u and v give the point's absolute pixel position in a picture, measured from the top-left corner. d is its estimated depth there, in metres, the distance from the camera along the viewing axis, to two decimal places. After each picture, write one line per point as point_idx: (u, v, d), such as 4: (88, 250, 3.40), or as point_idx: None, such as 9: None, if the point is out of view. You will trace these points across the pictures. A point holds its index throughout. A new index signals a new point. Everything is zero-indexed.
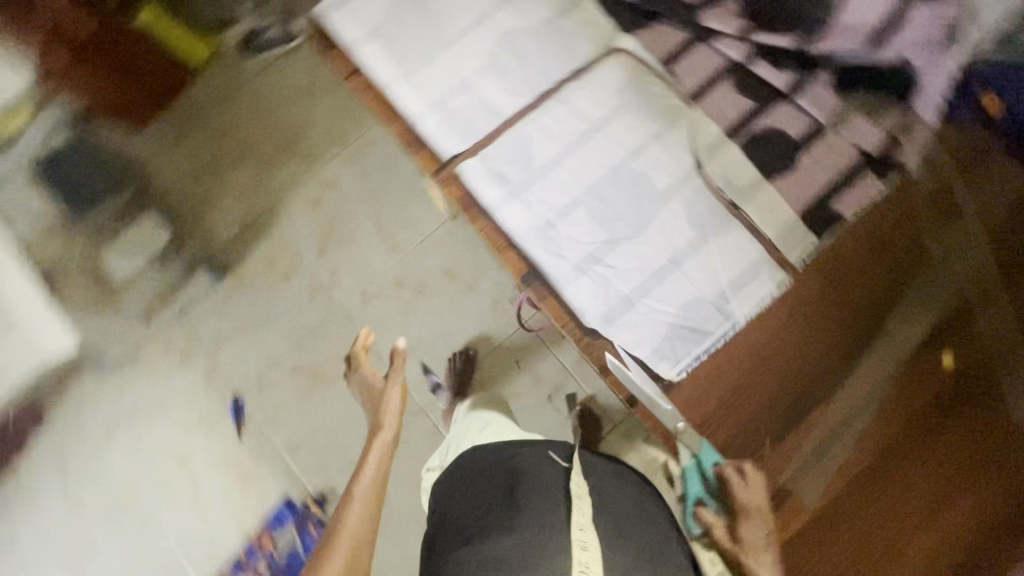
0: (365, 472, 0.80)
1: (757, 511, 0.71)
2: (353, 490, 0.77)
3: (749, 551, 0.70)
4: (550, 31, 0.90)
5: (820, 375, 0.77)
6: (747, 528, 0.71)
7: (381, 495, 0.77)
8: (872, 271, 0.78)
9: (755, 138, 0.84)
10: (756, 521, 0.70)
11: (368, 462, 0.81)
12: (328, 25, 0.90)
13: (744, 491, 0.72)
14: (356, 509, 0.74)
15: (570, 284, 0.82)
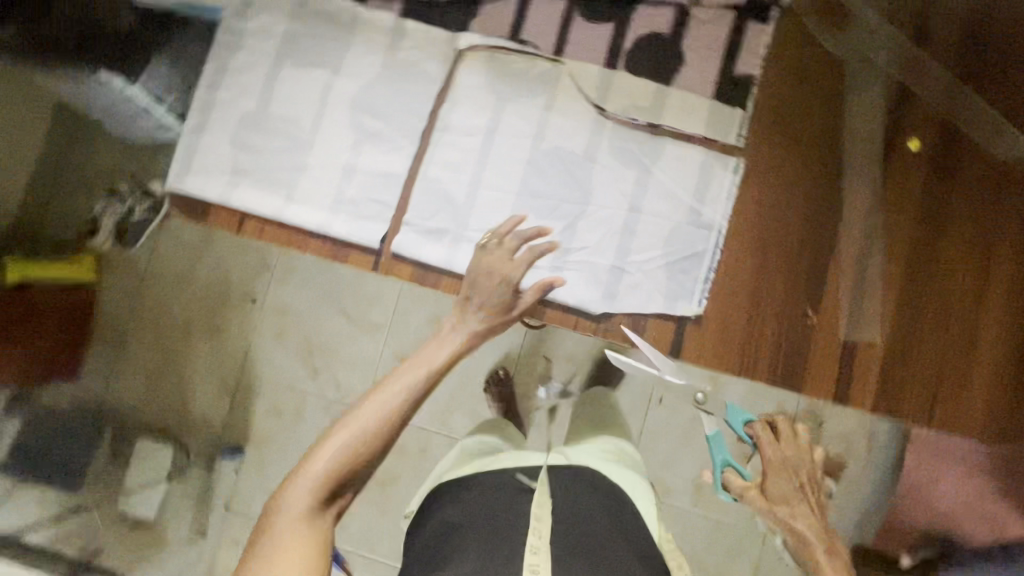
0: (352, 415, 0.58)
1: (790, 466, 0.66)
2: (346, 421, 0.58)
3: (791, 511, 0.63)
4: (392, 71, 0.83)
5: (821, 221, 0.77)
6: (789, 503, 0.63)
7: (390, 422, 0.58)
8: (809, 107, 0.78)
9: (634, 56, 0.80)
10: (783, 473, 0.65)
11: (356, 415, 0.58)
12: (189, 195, 0.84)
13: (776, 448, 0.67)
14: (343, 433, 0.57)
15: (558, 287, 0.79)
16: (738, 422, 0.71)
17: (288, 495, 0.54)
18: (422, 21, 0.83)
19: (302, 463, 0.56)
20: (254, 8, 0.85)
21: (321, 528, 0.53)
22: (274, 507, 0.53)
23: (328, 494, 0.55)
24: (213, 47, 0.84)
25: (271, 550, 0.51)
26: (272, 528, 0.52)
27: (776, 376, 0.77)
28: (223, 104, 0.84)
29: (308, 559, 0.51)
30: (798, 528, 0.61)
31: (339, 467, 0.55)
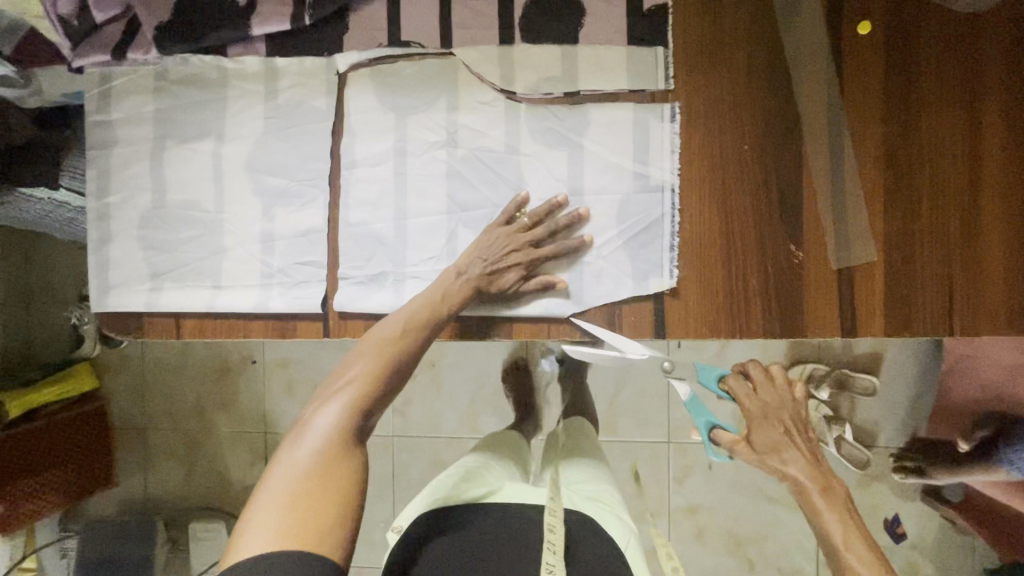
0: (367, 347, 0.64)
1: (775, 413, 0.74)
2: (360, 356, 0.63)
3: (782, 457, 0.71)
4: (278, 118, 0.75)
5: (780, 144, 0.69)
6: (777, 450, 0.71)
7: (402, 350, 0.64)
8: (736, 21, 0.68)
9: (529, 22, 0.70)
10: (770, 424, 0.73)
11: (370, 348, 0.64)
12: (119, 313, 0.79)
13: (755, 398, 0.74)
14: (361, 365, 0.62)
15: (516, 299, 0.73)
16: (713, 378, 0.77)
17: (319, 413, 0.57)
18: (291, 53, 0.74)
19: (328, 387, 0.61)
20: (116, 94, 0.77)
21: (353, 439, 0.56)
22: (305, 424, 0.56)
23: (355, 415, 0.58)
24: (89, 151, 0.78)
25: (309, 449, 0.53)
26: (304, 438, 0.55)
27: (774, 327, 0.69)
28: (119, 208, 0.78)
29: (341, 460, 0.54)
30: (794, 473, 0.70)
31: (362, 390, 0.60)
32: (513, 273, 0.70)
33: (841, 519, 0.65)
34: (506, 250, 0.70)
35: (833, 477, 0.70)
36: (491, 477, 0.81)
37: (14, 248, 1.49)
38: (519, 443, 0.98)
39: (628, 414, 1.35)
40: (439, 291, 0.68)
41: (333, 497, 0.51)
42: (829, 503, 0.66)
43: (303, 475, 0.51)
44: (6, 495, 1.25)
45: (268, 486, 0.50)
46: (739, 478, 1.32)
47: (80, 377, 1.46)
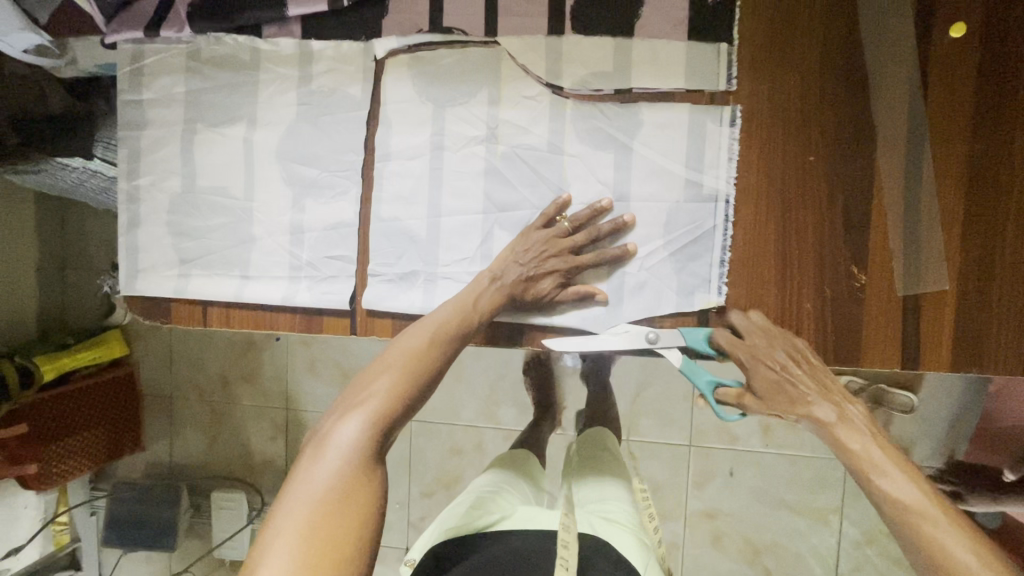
0: (393, 358, 0.61)
1: (766, 356, 0.64)
2: (387, 366, 0.60)
3: (791, 400, 0.64)
4: (312, 105, 0.72)
5: (851, 158, 0.63)
6: (784, 392, 0.64)
7: (428, 363, 0.61)
8: (811, 19, 0.62)
9: (582, 11, 0.65)
10: (765, 374, 0.65)
11: (395, 358, 0.61)
12: (148, 297, 0.78)
13: (742, 346, 0.64)
14: (386, 376, 0.59)
15: (551, 309, 0.69)
16: (701, 342, 0.66)
17: (341, 426, 0.55)
18: (326, 36, 0.70)
19: (351, 397, 0.58)
20: (147, 73, 0.75)
21: (374, 458, 0.54)
22: (326, 439, 0.54)
23: (377, 432, 0.55)
24: (121, 131, 0.77)
25: (329, 469, 0.52)
26: (326, 455, 0.53)
27: (828, 353, 0.65)
28: (148, 191, 0.77)
29: (362, 483, 0.52)
30: (814, 413, 0.63)
31: (386, 404, 0.57)
32: (550, 280, 0.67)
33: (868, 445, 0.59)
34: (545, 256, 0.66)
35: (847, 400, 0.63)
36: (502, 502, 0.80)
37: (50, 214, 1.50)
38: (531, 462, 0.96)
39: (651, 417, 1.32)
40: (472, 298, 0.65)
41: (353, 523, 0.49)
42: (854, 432, 0.61)
43: (322, 498, 0.50)
44: (36, 454, 1.29)
45: (287, 507, 0.49)
46: (761, 487, 1.28)
47: (111, 344, 1.49)
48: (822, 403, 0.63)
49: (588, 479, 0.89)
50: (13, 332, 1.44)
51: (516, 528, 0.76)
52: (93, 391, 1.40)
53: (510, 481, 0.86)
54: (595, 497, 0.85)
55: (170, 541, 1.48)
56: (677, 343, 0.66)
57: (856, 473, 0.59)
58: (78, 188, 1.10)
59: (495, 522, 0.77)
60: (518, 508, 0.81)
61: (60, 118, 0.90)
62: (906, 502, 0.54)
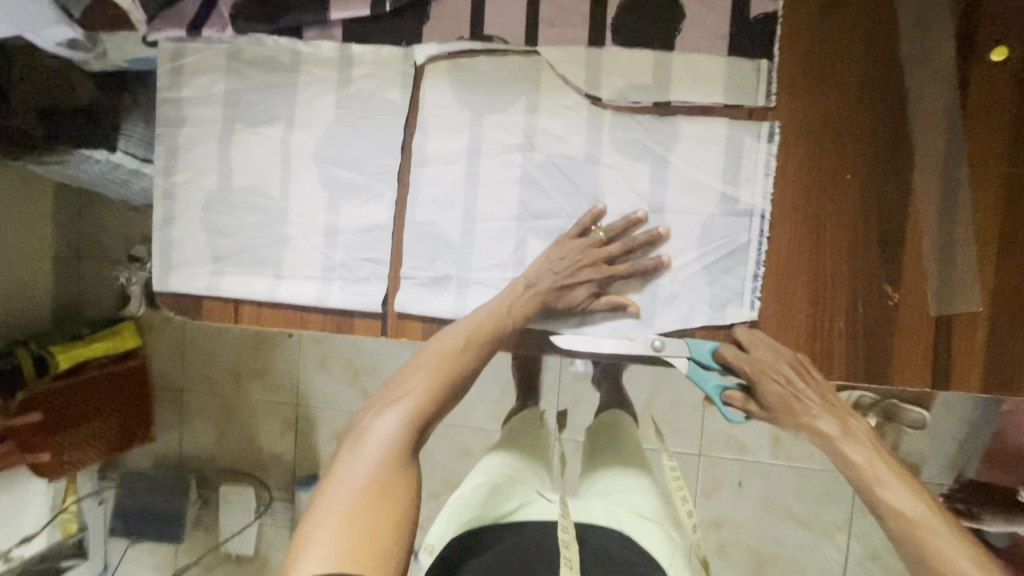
0: (429, 356, 0.63)
1: (772, 369, 0.65)
2: (420, 365, 0.63)
3: (797, 415, 0.65)
4: (349, 108, 0.73)
5: (887, 176, 0.63)
6: (789, 406, 0.66)
7: (461, 364, 0.63)
8: (851, 37, 0.63)
9: (623, 23, 0.66)
10: (772, 387, 0.66)
11: (430, 357, 0.63)
12: (180, 293, 0.79)
13: (753, 361, 0.65)
14: (421, 374, 0.61)
15: (585, 318, 0.70)
16: (707, 354, 0.67)
17: (378, 421, 0.57)
18: (366, 41, 0.71)
19: (388, 393, 0.60)
20: (186, 71, 0.76)
21: (410, 452, 0.56)
22: (365, 431, 0.56)
23: (414, 427, 0.58)
24: (159, 127, 0.77)
25: (368, 459, 0.53)
26: (365, 445, 0.55)
27: (858, 370, 0.65)
28: (185, 188, 0.77)
29: (400, 474, 0.54)
30: (818, 426, 0.65)
31: (422, 401, 0.59)
32: (583, 289, 0.68)
33: (872, 459, 0.61)
34: (579, 265, 0.67)
35: (850, 416, 0.66)
36: (519, 490, 0.81)
37: (69, 204, 1.52)
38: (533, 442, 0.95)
39: (662, 424, 1.32)
40: (506, 303, 0.67)
41: (392, 513, 0.50)
42: (856, 446, 0.62)
43: (363, 487, 0.51)
44: (52, 444, 1.31)
45: (330, 495, 0.51)
46: (769, 496, 1.28)
47: (124, 334, 1.50)
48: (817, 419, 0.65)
49: (613, 469, 0.90)
50: (28, 321, 1.47)
51: (534, 518, 0.76)
52: (106, 381, 1.42)
53: (521, 466, 0.87)
54: (619, 488, 0.85)
55: (178, 533, 1.48)
56: (683, 352, 0.68)
57: (861, 485, 0.60)
58: (101, 179, 1.11)
59: (513, 511, 0.77)
60: (535, 497, 0.81)
61: (88, 112, 0.92)
62: (905, 512, 0.56)
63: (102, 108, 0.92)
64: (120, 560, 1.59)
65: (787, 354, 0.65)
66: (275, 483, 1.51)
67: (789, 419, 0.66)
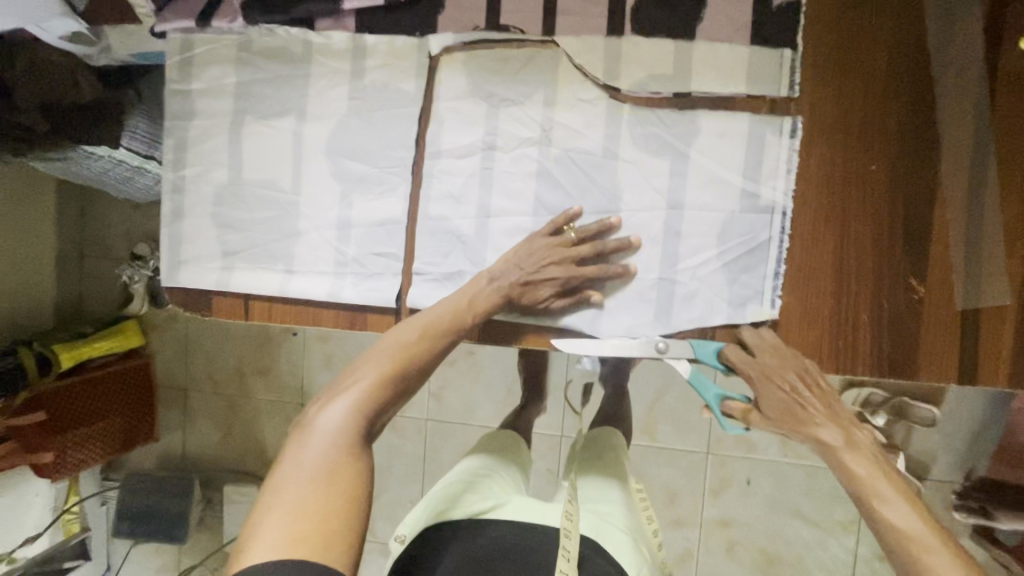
0: (381, 347, 0.62)
1: (778, 375, 0.64)
2: (374, 354, 0.62)
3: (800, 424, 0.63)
4: (362, 100, 0.71)
5: (911, 167, 0.62)
6: (789, 415, 0.64)
7: (416, 352, 0.62)
8: (876, 26, 0.62)
9: (644, 13, 0.64)
10: (775, 395, 0.64)
11: (384, 346, 0.62)
12: (189, 289, 0.77)
13: (756, 365, 0.64)
14: (373, 364, 0.60)
15: (548, 316, 0.70)
16: (710, 355, 0.66)
17: (325, 411, 0.56)
18: (380, 32, 0.70)
19: (337, 384, 0.59)
20: (196, 63, 0.74)
21: (359, 440, 0.56)
22: (310, 424, 0.56)
23: (363, 416, 0.57)
24: (168, 120, 0.76)
25: (315, 452, 0.53)
26: (310, 438, 0.54)
27: (884, 365, 0.64)
28: (194, 183, 0.76)
29: (345, 464, 0.53)
30: (820, 436, 0.61)
31: (372, 390, 0.58)
32: (549, 287, 0.67)
33: (873, 471, 0.57)
34: (545, 263, 0.67)
35: (853, 426, 0.62)
36: (495, 490, 0.81)
37: (71, 201, 1.51)
38: (511, 444, 0.95)
39: (671, 422, 1.30)
40: (468, 297, 0.66)
41: (339, 501, 0.50)
42: (858, 456, 0.58)
43: (309, 479, 0.51)
44: (53, 443, 1.29)
45: (275, 489, 0.50)
46: (779, 495, 1.27)
47: (129, 333, 1.48)
48: (818, 430, 0.62)
49: (593, 477, 0.90)
50: (31, 321, 1.45)
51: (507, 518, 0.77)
52: (109, 381, 1.39)
53: (500, 469, 0.87)
54: (597, 496, 0.86)
55: (181, 534, 1.46)
56: (686, 354, 0.67)
57: (857, 497, 0.56)
58: (105, 175, 1.10)
59: (485, 511, 0.77)
60: (512, 498, 0.82)
61: (91, 107, 0.92)
62: (904, 527, 0.52)
63: (106, 104, 0.93)
64: (123, 561, 1.58)
65: (795, 362, 0.64)
66: None
67: (792, 429, 0.64)
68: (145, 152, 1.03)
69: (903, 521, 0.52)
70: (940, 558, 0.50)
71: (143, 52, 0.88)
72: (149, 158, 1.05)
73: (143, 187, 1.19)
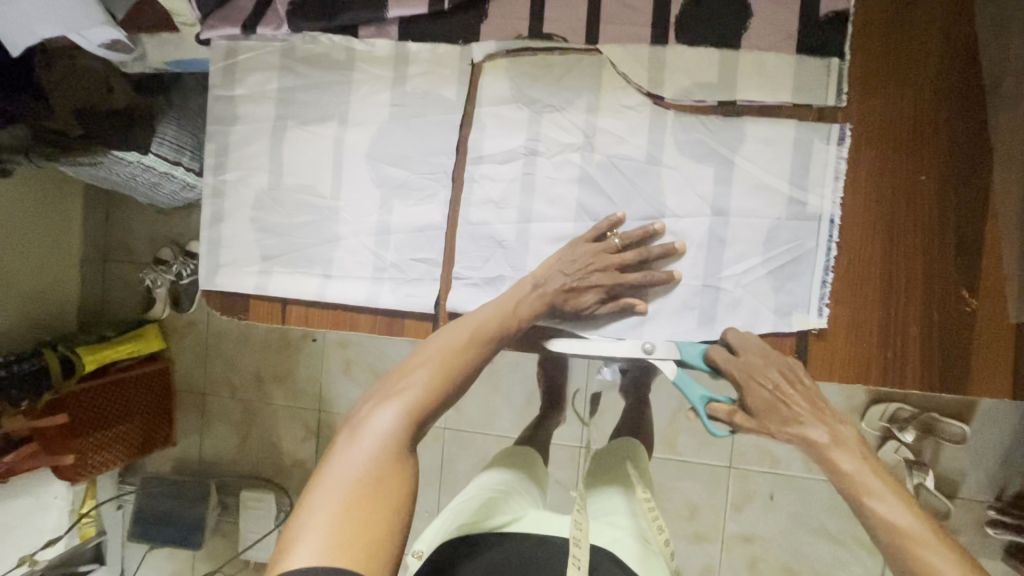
0: (431, 352, 0.62)
1: (760, 374, 0.63)
2: (422, 360, 0.61)
3: (784, 420, 0.63)
4: (404, 106, 0.72)
5: (964, 178, 0.61)
6: (773, 412, 0.63)
7: (464, 360, 0.62)
8: (928, 35, 0.61)
9: (689, 22, 0.64)
10: (757, 392, 0.63)
11: (434, 351, 0.62)
12: (227, 292, 0.77)
13: (734, 364, 0.63)
14: (424, 370, 0.60)
15: (591, 322, 0.70)
16: (696, 355, 0.66)
17: (376, 414, 0.56)
18: (424, 38, 0.70)
19: (388, 387, 0.59)
20: (240, 69, 0.75)
21: (407, 446, 0.55)
22: (362, 424, 0.56)
23: (412, 421, 0.57)
24: (210, 126, 0.77)
25: (364, 454, 0.53)
26: (360, 440, 0.54)
27: (934, 379, 0.62)
28: (235, 186, 0.77)
29: (393, 470, 0.53)
30: (807, 433, 0.61)
31: (421, 397, 0.58)
32: (593, 294, 0.68)
33: (860, 467, 0.58)
34: (591, 269, 0.67)
35: (838, 422, 0.62)
36: (512, 504, 0.81)
37: (97, 205, 1.53)
38: (521, 457, 0.93)
39: (693, 434, 1.28)
40: (513, 303, 0.66)
41: (385, 508, 0.50)
42: (845, 453, 0.59)
43: (356, 482, 0.51)
44: (73, 446, 1.29)
45: (323, 488, 0.50)
46: (803, 512, 1.24)
47: (149, 337, 1.49)
48: (799, 426, 0.62)
49: (611, 488, 0.88)
50: (54, 323, 1.46)
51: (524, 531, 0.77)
52: (131, 383, 1.41)
53: (516, 482, 0.85)
54: (615, 510, 0.84)
55: (196, 540, 1.45)
56: (672, 355, 0.66)
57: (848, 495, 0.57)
58: (135, 181, 1.11)
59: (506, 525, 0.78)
60: (527, 512, 0.82)
61: (124, 112, 0.95)
62: (898, 524, 0.53)
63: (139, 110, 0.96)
64: (138, 566, 1.57)
65: (787, 363, 0.63)
66: (294, 491, 1.48)
67: (775, 427, 0.63)
68: (172, 158, 1.03)
69: (897, 519, 0.53)
70: (937, 553, 0.51)
71: (181, 61, 0.88)
72: (177, 165, 1.05)
73: (169, 193, 1.20)
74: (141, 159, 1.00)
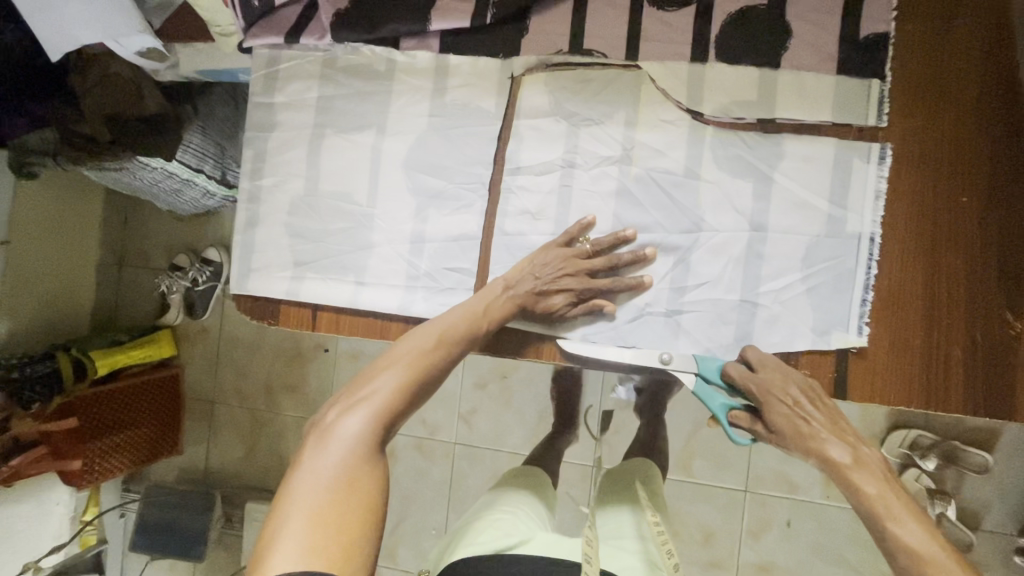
0: (399, 354, 0.61)
1: (779, 389, 0.61)
2: (389, 363, 0.60)
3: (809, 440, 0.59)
4: (443, 117, 0.73)
5: (1005, 200, 0.61)
6: (790, 431, 0.60)
7: (432, 362, 0.61)
8: (969, 60, 0.62)
9: (728, 41, 0.65)
10: (777, 408, 0.61)
11: (403, 353, 0.61)
12: (256, 297, 0.77)
13: (752, 379, 0.62)
14: (390, 373, 0.59)
15: (620, 336, 0.69)
16: (714, 371, 0.65)
17: (343, 420, 0.55)
18: (465, 52, 0.71)
19: (354, 392, 0.58)
20: (280, 77, 0.76)
21: (376, 450, 0.55)
22: (328, 430, 0.55)
23: (380, 427, 0.56)
24: (248, 132, 0.78)
25: (333, 461, 0.52)
26: (327, 446, 0.53)
27: (980, 403, 0.61)
28: (270, 192, 0.77)
29: (363, 474, 0.52)
30: (828, 452, 0.58)
31: (389, 400, 0.57)
32: (562, 297, 0.67)
33: (883, 490, 0.55)
34: (558, 273, 0.67)
35: (860, 443, 0.59)
36: (521, 526, 0.77)
37: (117, 210, 1.54)
38: (525, 480, 0.91)
39: (710, 455, 1.26)
40: (483, 305, 0.65)
41: (356, 511, 0.50)
42: (867, 475, 0.56)
43: (326, 488, 0.50)
44: (82, 451, 1.26)
45: (293, 498, 0.49)
46: (822, 540, 1.21)
47: (162, 342, 1.49)
48: (816, 446, 0.59)
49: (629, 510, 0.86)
50: (67, 327, 1.46)
51: (538, 555, 0.71)
52: (143, 389, 1.39)
53: (523, 505, 0.82)
54: (634, 534, 0.81)
55: (198, 551, 1.42)
56: (690, 368, 0.66)
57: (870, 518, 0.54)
58: (159, 188, 1.13)
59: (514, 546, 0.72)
60: (537, 535, 0.77)
61: None
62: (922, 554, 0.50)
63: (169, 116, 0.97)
64: None
65: (800, 378, 0.62)
66: None
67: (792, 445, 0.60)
68: (195, 164, 1.05)
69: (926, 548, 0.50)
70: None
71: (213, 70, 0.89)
72: (199, 172, 1.07)
73: (189, 199, 1.21)
74: (164, 165, 1.01)
